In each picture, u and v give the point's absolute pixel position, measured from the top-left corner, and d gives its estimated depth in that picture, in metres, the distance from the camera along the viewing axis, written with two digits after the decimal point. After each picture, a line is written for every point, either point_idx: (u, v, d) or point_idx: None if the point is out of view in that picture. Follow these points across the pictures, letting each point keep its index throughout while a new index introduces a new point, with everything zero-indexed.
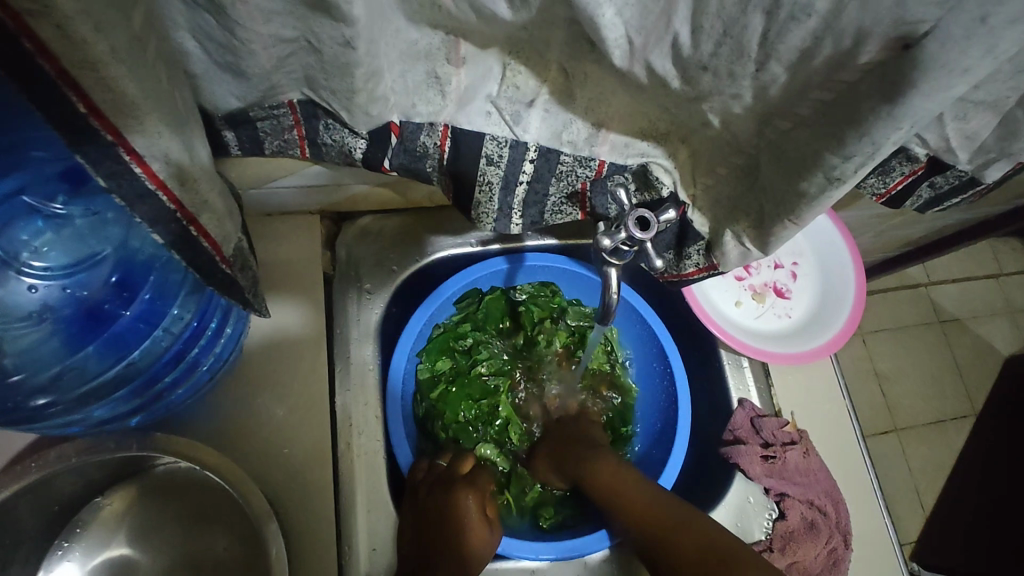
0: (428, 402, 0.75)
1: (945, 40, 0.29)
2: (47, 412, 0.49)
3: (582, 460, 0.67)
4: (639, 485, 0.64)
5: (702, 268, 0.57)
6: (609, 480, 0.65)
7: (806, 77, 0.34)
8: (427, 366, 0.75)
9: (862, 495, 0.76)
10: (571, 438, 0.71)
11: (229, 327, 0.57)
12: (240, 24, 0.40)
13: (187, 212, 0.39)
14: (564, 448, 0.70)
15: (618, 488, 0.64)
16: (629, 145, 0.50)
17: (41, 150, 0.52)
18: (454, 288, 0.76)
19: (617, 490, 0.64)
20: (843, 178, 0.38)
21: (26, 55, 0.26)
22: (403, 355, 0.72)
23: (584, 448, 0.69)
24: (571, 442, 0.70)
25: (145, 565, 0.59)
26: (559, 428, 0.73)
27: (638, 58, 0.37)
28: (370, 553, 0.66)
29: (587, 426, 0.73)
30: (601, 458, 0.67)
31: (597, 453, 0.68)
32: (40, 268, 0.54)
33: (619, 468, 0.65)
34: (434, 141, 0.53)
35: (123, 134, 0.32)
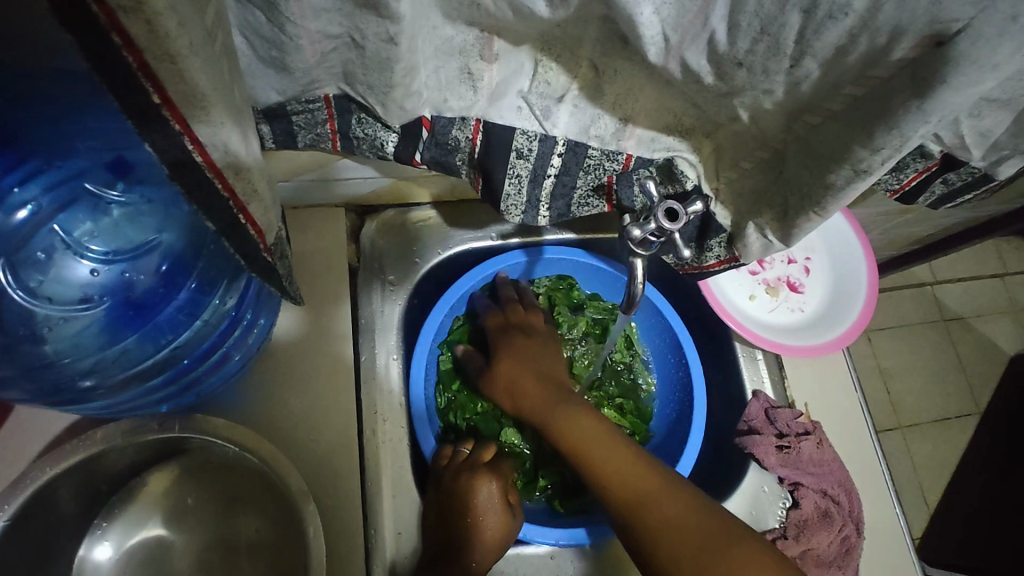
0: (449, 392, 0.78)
1: (978, 38, 0.30)
2: (92, 394, 0.52)
3: (551, 407, 0.64)
4: (608, 439, 0.60)
5: (723, 260, 0.59)
6: (575, 434, 0.61)
7: (838, 73, 0.36)
8: (448, 356, 0.78)
9: (874, 486, 0.78)
10: (537, 376, 0.67)
11: (261, 319, 0.61)
12: (289, 20, 0.42)
13: (237, 200, 0.40)
14: (528, 385, 0.67)
15: (584, 445, 0.60)
16: (655, 139, 0.52)
17: (91, 139, 0.54)
18: (474, 282, 0.78)
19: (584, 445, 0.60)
20: (870, 171, 0.40)
21: (114, 48, 0.28)
22: (425, 347, 0.74)
23: (554, 391, 0.65)
24: (537, 383, 0.66)
25: (180, 547, 0.61)
26: (527, 362, 0.69)
27: (674, 54, 0.38)
28: (394, 537, 0.68)
29: (553, 363, 0.70)
30: (570, 406, 0.63)
31: (566, 399, 0.64)
32: (96, 254, 0.55)
33: (593, 419, 0.61)
34: (466, 135, 0.54)
35: (189, 124, 0.33)
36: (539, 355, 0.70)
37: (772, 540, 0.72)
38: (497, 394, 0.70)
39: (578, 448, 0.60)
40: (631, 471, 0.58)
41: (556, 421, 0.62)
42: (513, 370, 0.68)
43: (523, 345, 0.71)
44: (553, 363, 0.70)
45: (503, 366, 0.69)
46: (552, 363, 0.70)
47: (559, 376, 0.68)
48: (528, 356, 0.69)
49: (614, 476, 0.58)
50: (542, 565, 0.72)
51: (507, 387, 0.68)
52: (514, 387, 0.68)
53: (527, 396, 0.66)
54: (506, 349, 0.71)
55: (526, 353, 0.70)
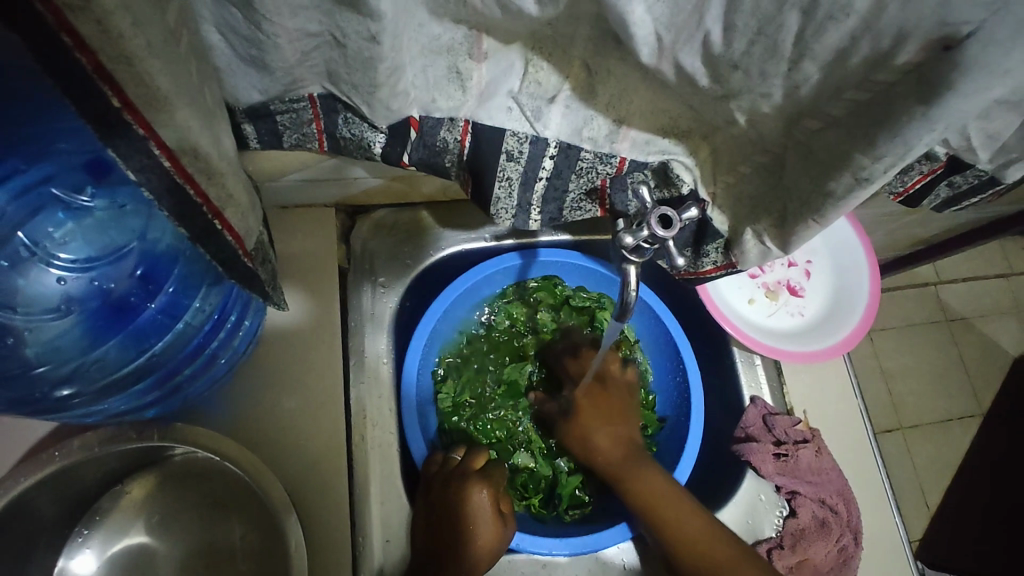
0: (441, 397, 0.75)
1: (989, 42, 0.29)
2: (70, 403, 0.51)
3: (630, 464, 0.68)
4: (679, 501, 0.66)
5: (720, 266, 0.57)
6: (647, 495, 0.66)
7: (840, 77, 0.34)
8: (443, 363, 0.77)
9: (873, 495, 0.76)
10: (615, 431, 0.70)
11: (247, 320, 0.59)
12: (266, 18, 0.40)
13: (212, 206, 0.39)
14: (606, 444, 0.69)
15: (658, 505, 0.65)
16: (650, 142, 0.50)
17: (67, 141, 0.53)
18: (466, 286, 0.76)
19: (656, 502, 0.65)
20: (871, 179, 0.38)
21: (65, 49, 0.26)
22: (417, 350, 0.72)
23: (628, 449, 0.69)
24: (615, 441, 0.69)
25: (163, 555, 0.60)
26: (607, 412, 0.71)
27: (667, 56, 0.36)
28: (383, 545, 0.68)
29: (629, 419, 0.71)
30: (646, 467, 0.67)
31: (640, 460, 0.68)
32: (66, 260, 0.54)
33: (666, 479, 0.67)
34: (454, 137, 0.52)
35: (154, 128, 0.32)
36: (615, 406, 0.71)
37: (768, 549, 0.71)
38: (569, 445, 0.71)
39: (652, 507, 0.66)
40: (700, 530, 0.65)
41: (630, 482, 0.67)
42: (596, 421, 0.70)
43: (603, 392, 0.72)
44: (627, 412, 0.72)
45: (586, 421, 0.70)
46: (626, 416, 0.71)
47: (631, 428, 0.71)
48: (607, 410, 0.71)
49: (685, 533, 0.64)
50: (533, 572, 0.71)
51: (589, 435, 0.69)
52: (591, 445, 0.69)
53: (605, 453, 0.69)
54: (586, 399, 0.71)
55: (611, 406, 0.71)
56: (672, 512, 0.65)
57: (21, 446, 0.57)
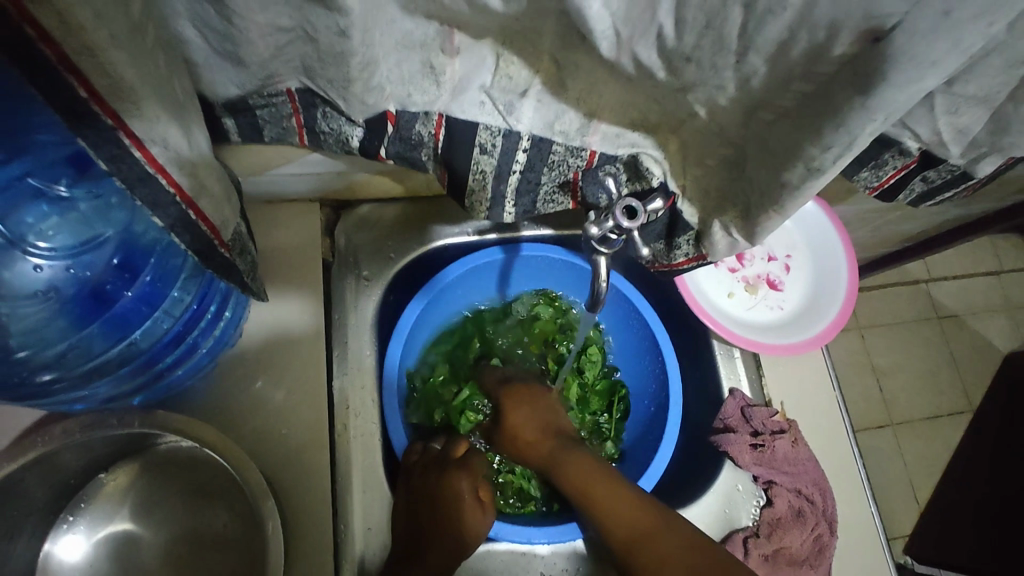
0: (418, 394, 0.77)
1: (915, 34, 0.30)
2: (53, 388, 0.52)
3: (557, 452, 0.68)
4: (613, 487, 0.64)
5: (692, 257, 0.58)
6: (580, 482, 0.65)
7: (786, 69, 0.35)
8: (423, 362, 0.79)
9: (850, 486, 0.77)
10: (545, 420, 0.71)
11: (227, 311, 0.61)
12: (238, 13, 0.41)
13: (185, 196, 0.40)
14: (533, 432, 0.70)
15: (591, 490, 0.64)
16: (620, 135, 0.51)
17: (48, 135, 0.52)
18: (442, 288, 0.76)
19: (588, 489, 0.64)
20: (823, 169, 0.39)
21: (27, 40, 0.28)
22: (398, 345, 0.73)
23: (556, 440, 0.69)
24: (543, 430, 0.70)
25: (146, 541, 0.61)
26: (532, 400, 0.72)
27: (625, 49, 0.38)
28: (365, 532, 0.69)
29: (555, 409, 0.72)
30: (571, 457, 0.67)
31: (570, 450, 0.68)
32: (46, 249, 0.55)
33: (596, 465, 0.66)
34: (429, 130, 0.54)
35: (122, 118, 0.34)
36: (543, 400, 0.73)
37: (744, 538, 0.72)
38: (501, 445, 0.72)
39: (587, 497, 0.64)
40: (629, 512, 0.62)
41: (563, 471, 0.66)
42: (523, 409, 0.71)
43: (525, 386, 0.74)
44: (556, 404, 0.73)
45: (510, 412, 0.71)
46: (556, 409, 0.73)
47: (559, 420, 0.72)
48: (532, 400, 0.72)
49: (618, 517, 0.62)
50: (513, 560, 0.72)
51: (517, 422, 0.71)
52: (519, 437, 0.70)
53: (532, 445, 0.69)
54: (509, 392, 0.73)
55: (539, 402, 0.73)
56: (609, 504, 0.63)
57: (8, 431, 0.58)
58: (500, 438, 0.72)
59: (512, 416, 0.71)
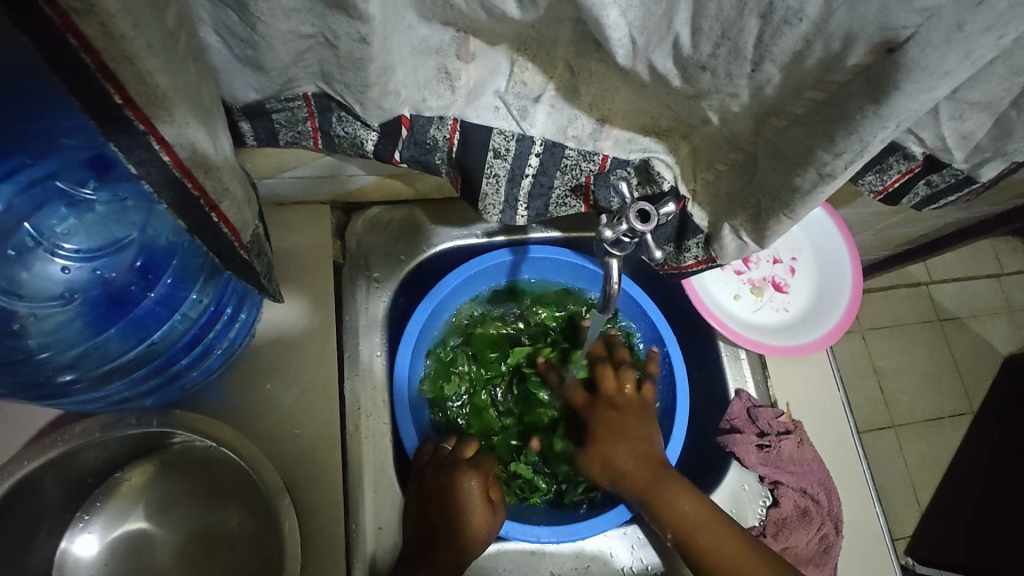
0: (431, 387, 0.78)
1: (926, 45, 0.30)
2: (71, 389, 0.53)
3: (658, 490, 0.68)
4: (717, 532, 0.66)
5: (701, 261, 0.59)
6: (688, 517, 0.66)
7: (799, 77, 0.36)
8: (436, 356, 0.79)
9: (855, 486, 0.78)
10: (639, 450, 0.71)
11: (243, 313, 0.61)
12: (261, 21, 0.42)
13: (208, 198, 0.41)
14: (636, 462, 0.70)
15: (699, 527, 0.66)
16: (632, 140, 0.52)
17: (72, 137, 0.54)
18: (438, 298, 0.77)
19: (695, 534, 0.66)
20: (833, 175, 0.40)
21: (71, 50, 0.29)
22: (409, 345, 0.74)
23: (656, 470, 0.69)
24: (644, 461, 0.70)
25: (161, 540, 0.62)
26: (627, 431, 0.72)
27: (641, 57, 0.38)
28: (376, 531, 0.70)
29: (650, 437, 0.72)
30: (676, 487, 0.68)
31: (673, 488, 0.68)
32: (70, 251, 0.56)
33: (702, 509, 0.67)
34: (443, 134, 0.54)
35: (154, 124, 0.35)
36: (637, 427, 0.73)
37: None
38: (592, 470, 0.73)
39: (690, 539, 0.66)
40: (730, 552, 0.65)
41: (665, 510, 0.67)
42: (620, 440, 0.71)
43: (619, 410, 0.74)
44: (651, 431, 0.73)
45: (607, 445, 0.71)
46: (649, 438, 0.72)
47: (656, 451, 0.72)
48: (627, 430, 0.72)
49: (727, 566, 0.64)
50: (523, 560, 0.73)
51: (615, 453, 0.71)
52: (615, 467, 0.71)
53: (631, 475, 0.70)
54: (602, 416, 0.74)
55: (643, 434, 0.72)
56: (718, 551, 0.65)
57: (26, 430, 0.59)
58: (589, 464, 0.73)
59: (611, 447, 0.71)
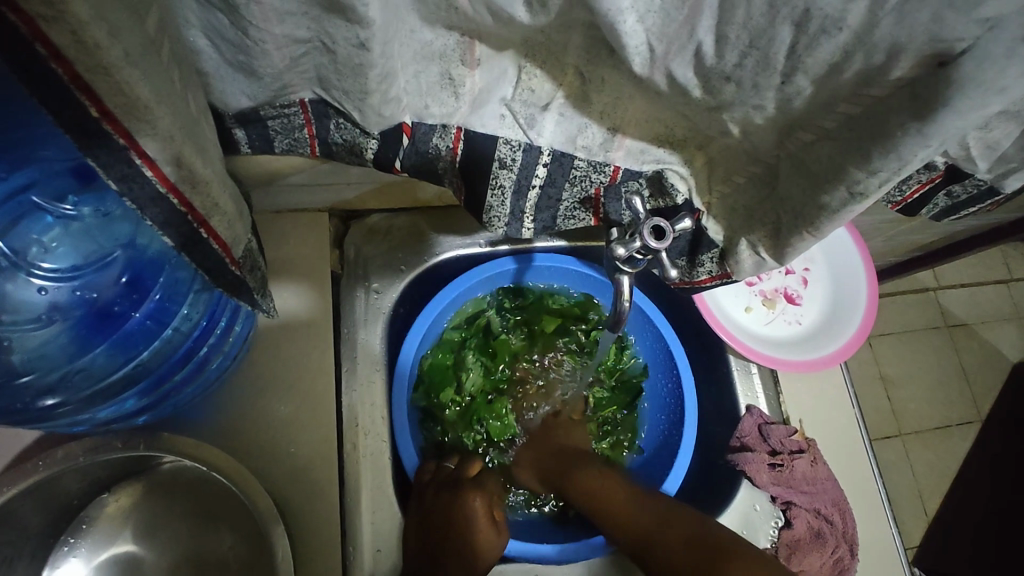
0: (428, 390, 0.75)
1: (983, 59, 0.28)
2: (56, 413, 0.49)
3: (567, 470, 0.68)
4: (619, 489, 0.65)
5: (715, 276, 0.56)
6: (593, 490, 0.66)
7: (832, 89, 0.34)
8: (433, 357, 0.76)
9: (870, 505, 0.75)
10: (556, 449, 0.72)
11: (238, 325, 0.58)
12: (253, 25, 0.40)
13: (197, 214, 0.38)
14: (551, 451, 0.72)
15: (606, 497, 0.65)
16: (645, 151, 0.49)
17: (53, 148, 0.52)
18: (460, 291, 0.75)
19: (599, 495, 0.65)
20: (866, 194, 0.37)
21: (41, 59, 0.26)
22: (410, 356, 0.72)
23: (563, 458, 0.70)
24: (556, 451, 0.71)
25: (150, 563, 0.60)
26: (547, 436, 0.74)
27: (659, 66, 0.36)
28: (374, 554, 0.67)
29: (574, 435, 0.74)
30: (581, 466, 0.68)
31: (581, 464, 0.69)
32: (48, 269, 0.54)
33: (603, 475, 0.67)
34: (447, 144, 0.52)
35: (135, 137, 0.32)
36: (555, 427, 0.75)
37: None
38: (530, 482, 0.72)
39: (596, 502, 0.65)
40: (637, 513, 0.62)
41: (573, 485, 0.67)
42: (538, 441, 0.73)
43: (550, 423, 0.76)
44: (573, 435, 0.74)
45: (524, 450, 0.74)
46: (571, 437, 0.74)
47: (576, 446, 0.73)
48: (546, 435, 0.74)
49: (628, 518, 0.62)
50: None
51: (531, 454, 0.73)
52: (539, 465, 0.71)
53: (547, 468, 0.70)
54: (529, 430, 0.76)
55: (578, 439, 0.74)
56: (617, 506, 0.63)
57: (10, 450, 0.56)
58: (523, 471, 0.72)
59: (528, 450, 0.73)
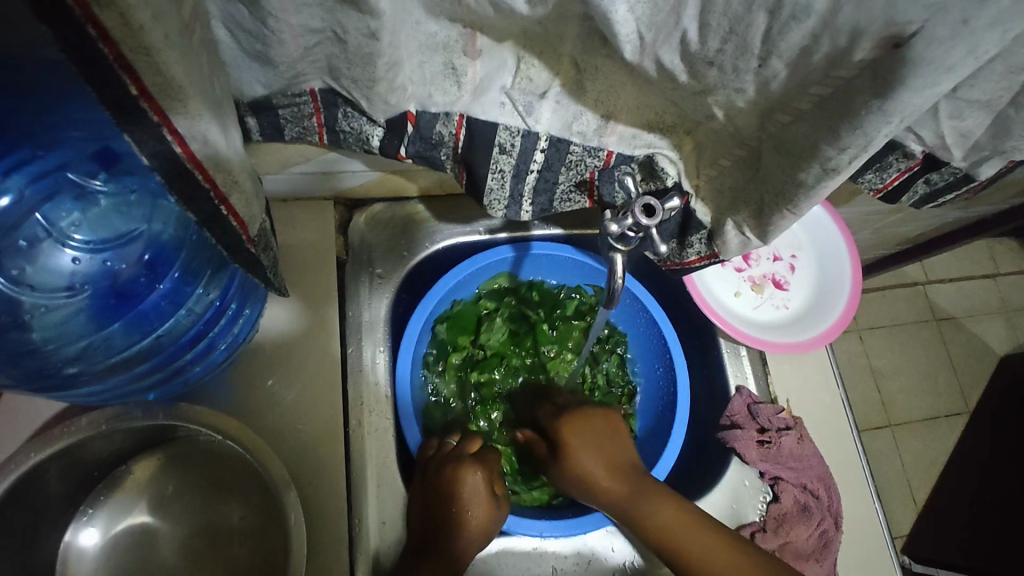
0: (445, 343, 0.80)
1: (931, 41, 0.31)
2: (77, 380, 0.53)
3: (638, 495, 0.67)
4: (700, 530, 0.65)
5: (704, 256, 0.60)
6: (669, 523, 0.65)
7: (805, 72, 0.37)
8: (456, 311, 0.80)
9: (854, 482, 0.79)
10: (611, 459, 0.69)
11: (247, 309, 0.62)
12: (271, 15, 0.42)
13: (218, 191, 0.41)
14: (613, 467, 0.69)
15: (688, 535, 0.65)
16: (636, 136, 0.53)
17: (80, 130, 0.54)
18: (476, 266, 0.78)
19: (679, 536, 0.65)
20: (839, 169, 0.40)
21: (91, 41, 0.29)
22: (410, 352, 0.74)
23: (627, 477, 0.69)
24: (622, 472, 0.69)
25: (165, 534, 0.62)
26: (600, 439, 0.71)
27: (648, 53, 0.39)
28: (379, 526, 0.70)
29: (621, 442, 0.72)
30: (660, 498, 0.67)
31: (648, 489, 0.67)
32: (80, 242, 0.56)
33: (680, 511, 0.66)
34: (449, 130, 0.55)
35: (168, 115, 0.35)
36: (607, 432, 0.72)
37: (751, 533, 0.74)
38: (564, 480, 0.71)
39: (672, 538, 0.65)
40: (726, 562, 0.63)
41: (645, 514, 0.66)
42: (591, 446, 0.70)
43: (588, 421, 0.72)
44: (625, 441, 0.72)
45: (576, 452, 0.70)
46: (618, 443, 0.71)
47: (627, 457, 0.70)
48: (598, 438, 0.71)
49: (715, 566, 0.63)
50: (523, 555, 0.73)
51: (581, 455, 0.70)
52: (589, 474, 0.69)
53: (607, 485, 0.68)
54: (571, 429, 0.71)
55: (589, 426, 0.72)
56: (705, 553, 0.64)
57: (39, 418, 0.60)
58: (566, 464, 0.70)
59: (581, 458, 0.69)
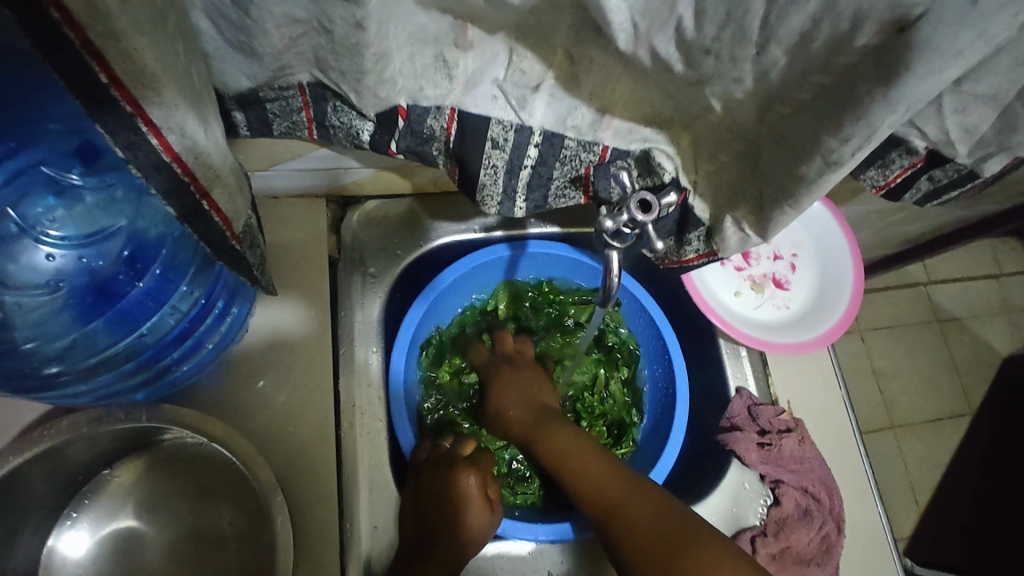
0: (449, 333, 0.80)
1: (939, 24, 0.30)
2: (58, 380, 0.52)
3: (537, 426, 0.68)
4: (586, 452, 0.63)
5: (702, 254, 0.58)
6: (556, 447, 0.65)
7: (806, 60, 0.36)
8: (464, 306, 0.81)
9: (857, 486, 0.77)
10: (523, 396, 0.72)
11: (235, 308, 0.61)
12: (254, 4, 0.41)
13: (199, 185, 0.40)
14: (518, 402, 0.71)
15: (567, 457, 0.64)
16: (632, 130, 0.51)
17: (56, 124, 0.52)
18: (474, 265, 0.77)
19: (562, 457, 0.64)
20: (841, 162, 0.39)
21: (54, 25, 0.28)
22: (404, 347, 0.72)
23: (540, 414, 0.69)
24: (531, 405, 0.70)
25: (151, 538, 0.61)
26: (514, 381, 0.73)
27: (642, 42, 0.38)
28: (371, 531, 0.69)
29: (540, 387, 0.73)
30: (555, 428, 0.67)
31: (549, 423, 0.68)
32: (57, 238, 0.54)
33: (571, 436, 0.66)
34: (441, 124, 0.54)
35: (142, 105, 0.33)
36: (531, 376, 0.74)
37: (752, 537, 0.72)
38: (493, 425, 0.74)
39: (562, 463, 0.64)
40: (604, 483, 0.60)
41: (540, 442, 0.67)
42: (503, 385, 0.73)
43: (512, 367, 0.75)
44: (545, 384, 0.74)
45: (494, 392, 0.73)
46: (544, 390, 0.73)
47: (545, 399, 0.72)
48: (517, 378, 0.74)
49: (592, 487, 0.60)
50: (519, 559, 0.72)
51: (500, 394, 0.73)
52: (502, 412, 0.72)
53: (516, 420, 0.70)
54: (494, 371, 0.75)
55: (513, 376, 0.74)
56: (584, 473, 0.62)
57: (23, 419, 0.59)
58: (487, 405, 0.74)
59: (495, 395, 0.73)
